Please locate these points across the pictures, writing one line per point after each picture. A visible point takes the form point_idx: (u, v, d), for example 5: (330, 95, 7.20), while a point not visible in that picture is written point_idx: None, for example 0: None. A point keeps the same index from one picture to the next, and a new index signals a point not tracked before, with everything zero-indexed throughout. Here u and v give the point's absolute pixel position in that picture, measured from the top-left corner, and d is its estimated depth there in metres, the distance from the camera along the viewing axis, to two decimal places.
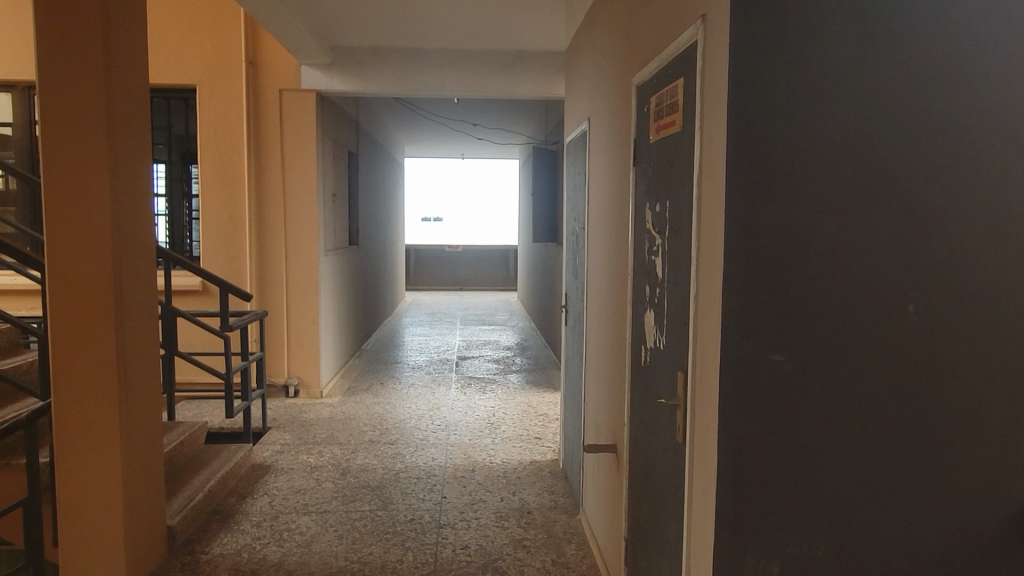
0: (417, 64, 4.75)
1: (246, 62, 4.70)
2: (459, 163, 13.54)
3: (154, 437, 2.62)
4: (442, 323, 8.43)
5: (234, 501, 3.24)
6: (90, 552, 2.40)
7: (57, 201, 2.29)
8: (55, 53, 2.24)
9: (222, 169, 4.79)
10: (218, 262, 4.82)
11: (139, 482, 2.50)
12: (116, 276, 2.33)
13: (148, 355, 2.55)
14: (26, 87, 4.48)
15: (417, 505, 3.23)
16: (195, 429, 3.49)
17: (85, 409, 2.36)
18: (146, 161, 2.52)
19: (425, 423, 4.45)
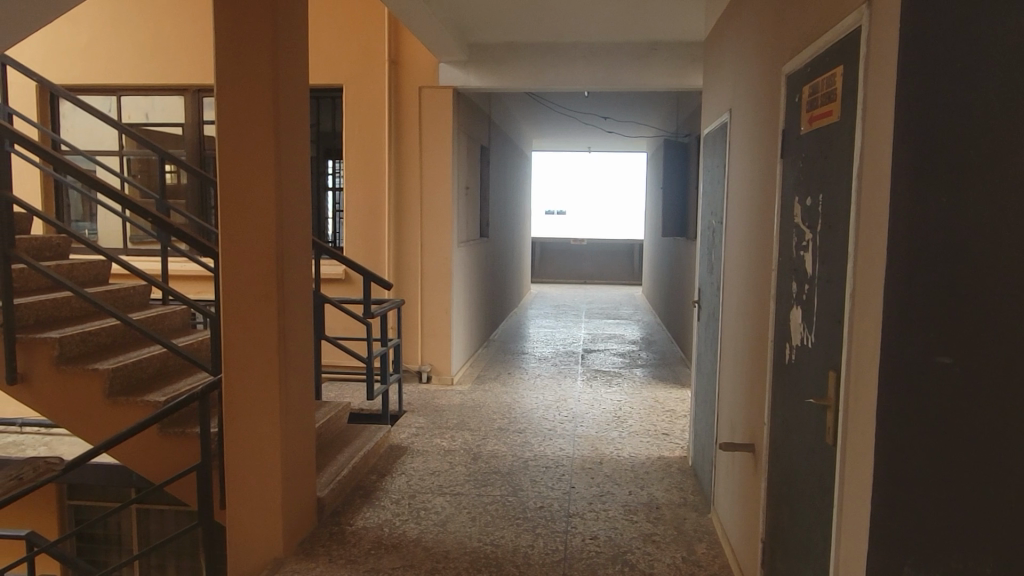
0: (550, 59, 4.80)
1: (389, 62, 4.92)
2: (585, 157, 13.56)
3: (307, 413, 2.82)
4: (567, 316, 8.49)
5: (375, 478, 3.43)
6: (252, 514, 2.62)
7: (229, 193, 2.51)
8: (231, 59, 2.46)
9: (364, 164, 5.04)
10: (359, 252, 5.09)
11: (295, 454, 2.70)
12: (278, 263, 2.53)
13: (303, 337, 2.75)
14: (198, 90, 4.91)
15: (546, 493, 3.29)
16: (340, 408, 3.72)
17: (250, 385, 2.58)
18: (305, 156, 2.71)
19: (552, 413, 4.51)
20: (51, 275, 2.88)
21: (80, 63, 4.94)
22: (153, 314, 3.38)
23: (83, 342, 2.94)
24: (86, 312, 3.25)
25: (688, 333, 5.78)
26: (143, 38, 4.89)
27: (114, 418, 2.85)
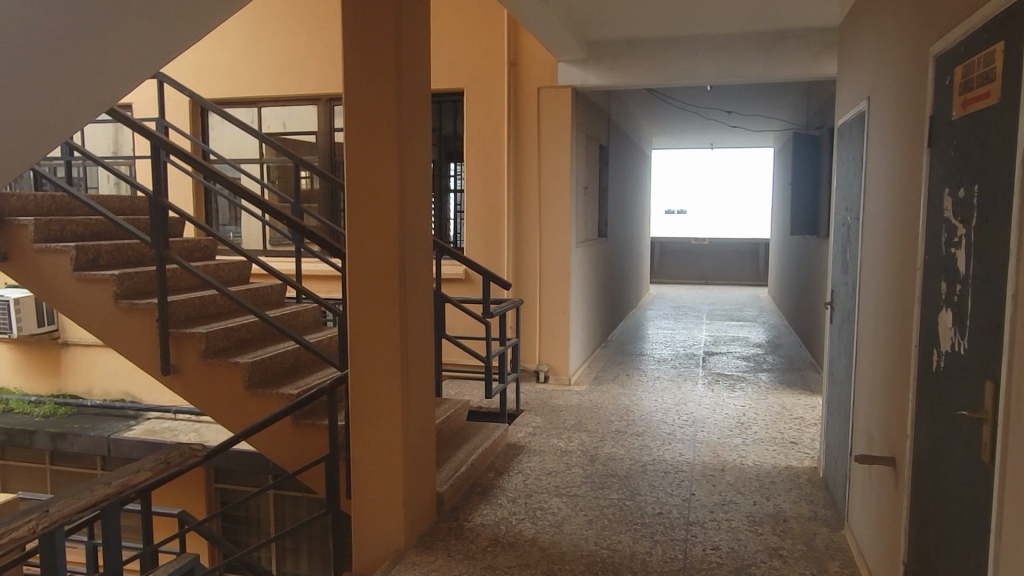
0: (671, 53, 4.69)
1: (508, 64, 4.97)
2: (708, 154, 13.19)
3: (427, 409, 2.88)
4: (688, 317, 8.27)
5: (493, 475, 3.47)
6: (376, 505, 2.71)
7: (356, 197, 2.61)
8: (358, 68, 2.56)
9: (483, 166, 5.11)
10: (479, 253, 5.17)
11: (415, 449, 2.77)
12: (400, 262, 2.60)
13: (423, 335, 2.81)
14: (328, 99, 5.16)
15: (665, 499, 3.20)
16: (460, 406, 3.79)
17: (374, 380, 2.67)
18: (426, 159, 2.77)
19: (672, 417, 4.39)
20: (199, 275, 3.11)
21: (226, 78, 5.32)
22: (287, 312, 3.58)
23: (225, 337, 3.16)
24: (230, 309, 3.49)
25: (819, 337, 5.46)
26: (281, 52, 5.21)
27: (253, 409, 3.04)
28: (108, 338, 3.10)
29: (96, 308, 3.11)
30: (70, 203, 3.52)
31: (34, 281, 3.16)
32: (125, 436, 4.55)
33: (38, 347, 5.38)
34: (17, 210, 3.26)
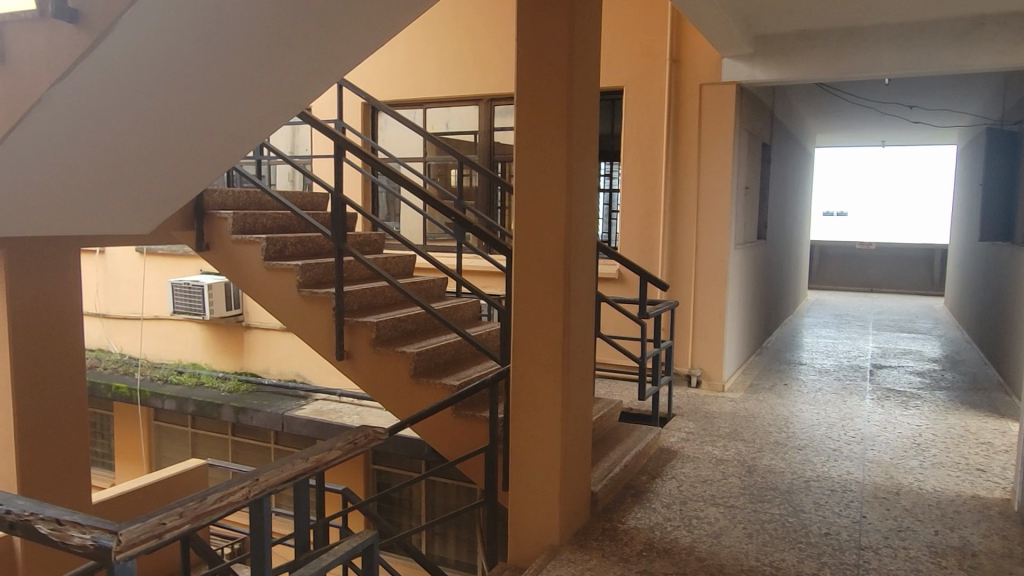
0: (849, 45, 4.41)
1: (670, 60, 4.86)
2: (879, 152, 12.24)
3: (585, 407, 2.89)
4: (852, 327, 7.73)
5: (645, 478, 3.42)
6: (532, 500, 2.76)
7: (524, 195, 2.67)
8: (531, 67, 2.61)
9: (640, 165, 5.04)
10: (632, 253, 5.12)
11: (573, 446, 2.78)
12: (566, 260, 2.61)
13: (584, 334, 2.82)
14: (489, 99, 5.31)
15: (832, 519, 3.01)
16: (612, 406, 3.76)
17: (536, 375, 2.71)
18: (593, 157, 2.77)
19: (836, 432, 4.12)
20: (372, 267, 3.28)
21: (396, 82, 5.60)
22: (449, 305, 3.71)
23: (394, 327, 3.33)
24: (397, 300, 3.67)
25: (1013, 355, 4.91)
26: (447, 55, 5.40)
27: (417, 396, 3.18)
28: (291, 322, 3.37)
29: (283, 296, 3.38)
30: (261, 198, 3.85)
31: (231, 269, 3.49)
32: (297, 414, 4.93)
33: (226, 328, 5.95)
34: (219, 205, 3.61)
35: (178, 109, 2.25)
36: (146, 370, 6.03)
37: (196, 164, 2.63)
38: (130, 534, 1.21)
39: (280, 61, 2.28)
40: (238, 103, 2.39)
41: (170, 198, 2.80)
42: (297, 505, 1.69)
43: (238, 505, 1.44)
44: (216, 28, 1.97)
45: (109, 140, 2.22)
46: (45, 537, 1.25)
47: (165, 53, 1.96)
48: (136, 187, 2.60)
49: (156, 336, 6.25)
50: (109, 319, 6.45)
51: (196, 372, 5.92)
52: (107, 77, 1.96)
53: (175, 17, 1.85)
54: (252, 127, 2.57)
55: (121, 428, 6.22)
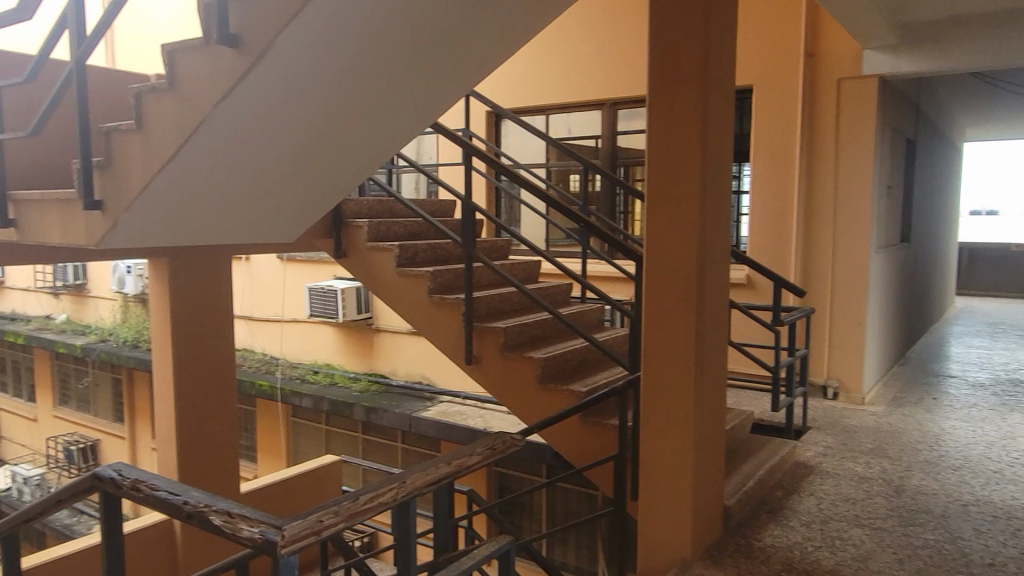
0: (1011, 30, 4.03)
1: (805, 55, 4.63)
2: None
3: (718, 417, 2.79)
4: (1009, 337, 7.07)
5: (781, 494, 3.27)
6: (663, 511, 2.69)
7: (655, 199, 2.62)
8: (663, 67, 2.55)
9: (771, 166, 4.84)
10: (762, 258, 4.92)
11: (705, 458, 2.69)
12: (700, 265, 2.53)
13: (717, 342, 2.72)
14: (612, 103, 5.27)
15: (997, 549, 2.75)
16: (743, 418, 3.62)
17: (667, 383, 2.64)
18: (728, 159, 2.68)
19: (997, 453, 3.77)
20: (501, 273, 3.31)
21: (519, 89, 5.68)
22: (575, 310, 3.71)
23: (521, 332, 3.35)
24: (523, 305, 3.70)
25: None
26: (569, 59, 5.39)
27: (545, 402, 3.18)
28: (422, 327, 3.48)
29: (414, 301, 3.49)
30: (393, 207, 4.00)
31: (366, 275, 3.64)
32: (423, 415, 5.08)
33: (357, 330, 6.23)
34: (355, 214, 3.78)
35: (323, 126, 2.36)
36: (285, 369, 6.42)
37: (338, 176, 2.76)
38: (294, 530, 1.27)
39: (417, 76, 2.35)
40: (377, 117, 2.48)
41: (313, 209, 2.95)
42: (439, 506, 1.72)
43: (388, 505, 1.47)
44: (359, 47, 2.04)
45: (263, 155, 2.37)
46: (218, 528, 1.33)
47: (314, 74, 2.06)
48: (284, 199, 2.76)
49: (294, 337, 6.64)
50: (253, 320, 6.93)
51: (330, 372, 6.24)
52: (262, 98, 2.08)
53: (324, 38, 1.94)
54: (390, 139, 2.66)
55: (263, 423, 6.66)
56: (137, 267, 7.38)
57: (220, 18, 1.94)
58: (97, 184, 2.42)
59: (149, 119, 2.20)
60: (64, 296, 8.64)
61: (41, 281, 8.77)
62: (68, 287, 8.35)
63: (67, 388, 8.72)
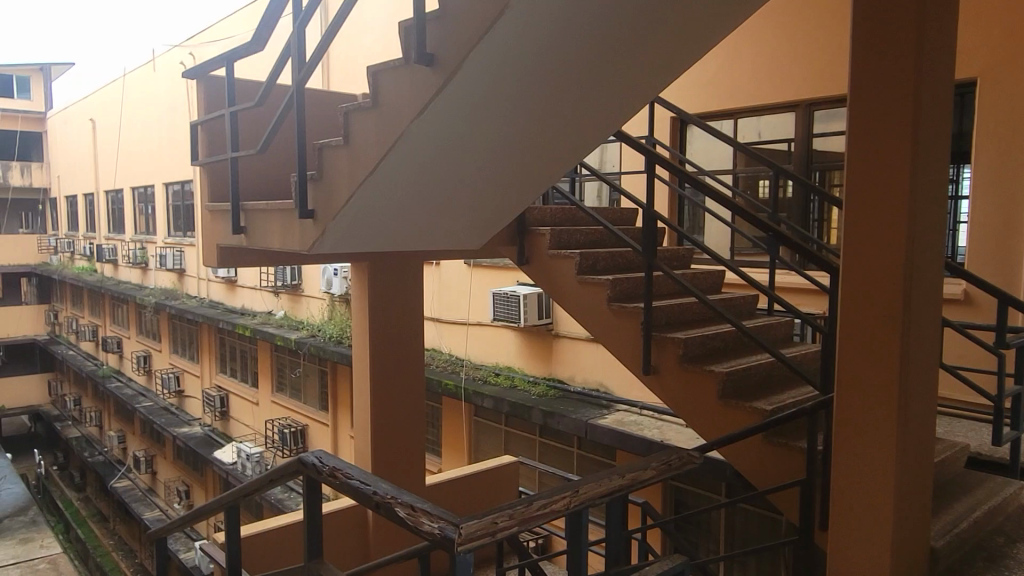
0: None
1: None
2: None
3: (926, 446, 2.52)
4: None
5: (1002, 541, 2.87)
6: (855, 543, 2.47)
7: (855, 203, 2.42)
8: (867, 60, 2.35)
9: (997, 168, 4.29)
10: (984, 271, 4.38)
11: (908, 490, 2.44)
12: (906, 276, 2.30)
13: (926, 362, 2.46)
14: (807, 104, 4.98)
15: None
16: (957, 450, 3.23)
17: (864, 405, 2.43)
18: (944, 160, 2.41)
19: None
20: (682, 282, 3.22)
21: (707, 93, 5.51)
22: (761, 323, 3.52)
23: (702, 344, 3.25)
24: (705, 317, 3.58)
25: None
26: (761, 59, 5.15)
27: (726, 418, 3.05)
28: (600, 334, 3.48)
29: (594, 308, 3.51)
30: (575, 214, 4.04)
31: (547, 281, 3.72)
32: (599, 423, 5.08)
33: (537, 335, 6.38)
34: (538, 221, 3.87)
35: (510, 138, 2.45)
36: (469, 369, 6.72)
37: (522, 187, 2.84)
38: (470, 529, 1.33)
39: (602, 86, 2.36)
40: (562, 129, 2.52)
41: (498, 218, 3.07)
42: (611, 519, 1.71)
43: (560, 513, 1.48)
44: (546, 59, 2.09)
45: (453, 169, 2.51)
46: (402, 519, 1.42)
47: (502, 87, 2.15)
48: (473, 208, 2.90)
49: (478, 339, 6.93)
50: (441, 322, 7.32)
51: (510, 375, 6.44)
52: (454, 113, 2.21)
53: (513, 53, 2.02)
54: (573, 151, 2.69)
55: (448, 420, 7.02)
56: (343, 269, 8.11)
57: (418, 39, 2.09)
58: (311, 195, 2.70)
59: (355, 134, 2.42)
60: (283, 295, 9.69)
61: (265, 281, 9.91)
62: (286, 286, 9.36)
63: (283, 377, 9.76)
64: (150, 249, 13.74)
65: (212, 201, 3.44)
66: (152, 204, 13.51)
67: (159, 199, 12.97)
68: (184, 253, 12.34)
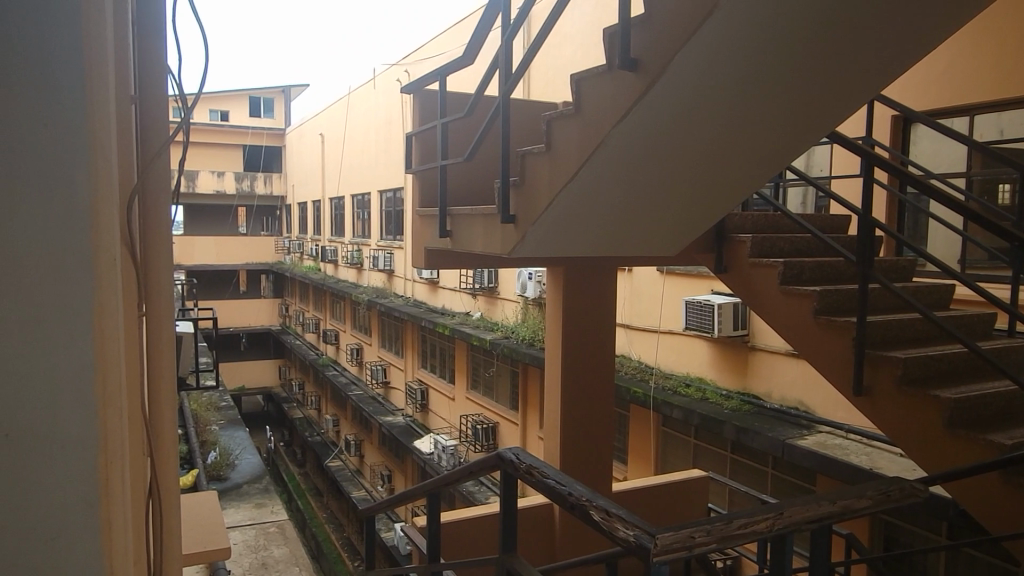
0: None
1: None
2: None
3: None
4: None
5: None
6: None
7: None
8: None
9: None
10: None
11: None
12: None
13: None
14: None
15: None
16: None
17: None
18: None
19: None
20: (904, 297, 2.92)
21: (938, 88, 4.96)
22: (1001, 347, 3.09)
23: (925, 367, 2.92)
24: (929, 336, 3.22)
25: None
26: (1006, 46, 4.52)
27: (953, 453, 2.72)
28: (806, 350, 3.26)
29: (798, 320, 3.29)
30: (780, 221, 3.83)
31: (747, 290, 3.56)
32: (798, 444, 4.75)
33: (732, 347, 6.12)
34: (739, 228, 3.72)
35: (714, 146, 2.36)
36: (659, 378, 6.61)
37: (721, 199, 2.73)
38: (666, 539, 1.30)
39: (818, 93, 2.19)
40: (769, 139, 2.38)
41: (694, 229, 2.98)
42: (816, 554, 1.53)
43: (762, 536, 1.40)
44: (757, 64, 1.98)
45: (653, 176, 2.47)
46: (597, 523, 1.43)
47: (708, 91, 2.08)
48: (671, 216, 2.83)
49: (670, 348, 6.79)
50: (632, 329, 7.27)
51: (701, 387, 6.23)
52: (657, 119, 2.19)
53: (722, 55, 1.96)
54: (781, 162, 2.53)
55: (636, 428, 6.95)
56: (537, 273, 8.31)
57: (623, 44, 2.10)
58: (513, 201, 2.80)
59: (557, 142, 2.48)
60: (480, 296, 10.15)
61: (464, 282, 10.43)
62: (483, 288, 9.79)
63: (478, 374, 10.22)
64: (365, 251, 15.04)
65: (422, 206, 3.70)
66: (368, 209, 14.79)
67: (375, 205, 14.17)
68: (393, 255, 13.38)
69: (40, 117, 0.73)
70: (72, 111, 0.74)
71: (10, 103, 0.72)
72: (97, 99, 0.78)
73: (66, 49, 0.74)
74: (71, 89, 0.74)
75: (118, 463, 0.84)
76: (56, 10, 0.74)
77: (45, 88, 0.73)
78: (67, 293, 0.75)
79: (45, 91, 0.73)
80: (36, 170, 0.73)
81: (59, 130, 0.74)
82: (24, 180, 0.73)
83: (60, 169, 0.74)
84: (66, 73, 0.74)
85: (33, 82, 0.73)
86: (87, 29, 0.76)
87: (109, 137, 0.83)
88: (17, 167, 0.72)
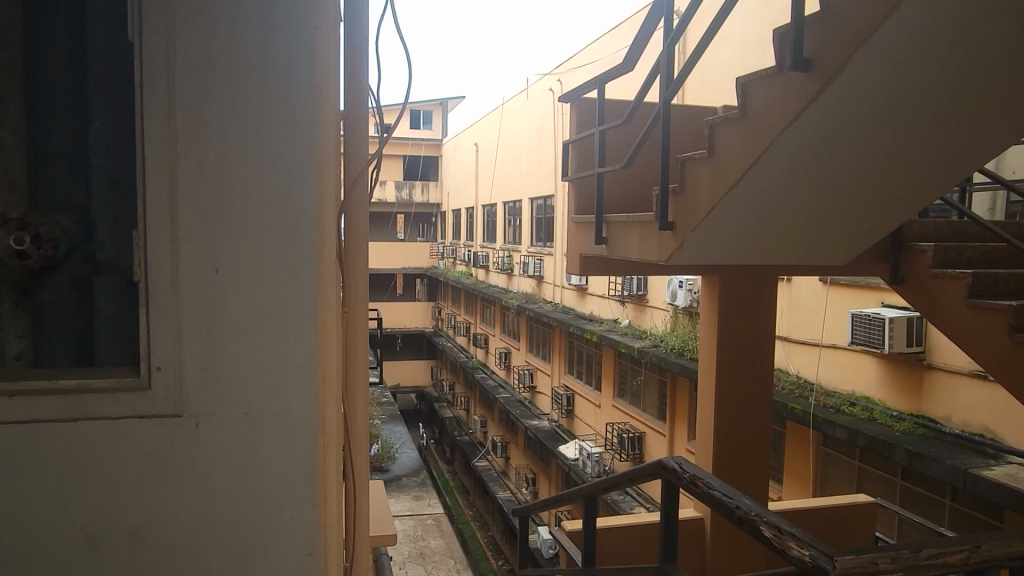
0: None
1: None
2: None
3: None
4: None
5: None
6: None
7: None
8: None
9: None
10: None
11: None
12: None
13: None
14: None
15: None
16: None
17: None
18: None
19: None
20: None
21: None
22: None
23: None
24: None
25: None
26: None
27: None
28: (999, 371, 2.95)
29: (990, 338, 2.98)
30: (968, 229, 3.51)
31: (928, 302, 3.30)
32: (984, 475, 4.28)
33: (904, 365, 5.66)
34: (919, 236, 3.46)
35: (896, 148, 2.18)
36: (820, 395, 6.22)
37: (898, 208, 2.53)
38: (846, 562, 1.22)
39: (1017, 86, 1.98)
40: (957, 139, 2.17)
41: (866, 239, 2.79)
42: None
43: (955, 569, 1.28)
44: (946, 55, 1.83)
45: (824, 184, 2.35)
46: (769, 540, 1.38)
47: (889, 91, 1.95)
48: (845, 225, 2.67)
49: (833, 364, 6.40)
50: (790, 342, 6.93)
51: (868, 407, 5.81)
52: (830, 122, 2.09)
53: (904, 54, 1.84)
54: (971, 164, 2.30)
55: (793, 446, 6.58)
56: (688, 281, 8.13)
57: (795, 43, 2.02)
58: (672, 208, 2.77)
59: (720, 147, 2.42)
60: (628, 304, 10.09)
61: (613, 290, 10.42)
62: (632, 296, 9.72)
63: (624, 382, 10.13)
64: (515, 256, 15.39)
65: (578, 213, 3.76)
66: (519, 216, 15.13)
67: (526, 212, 14.43)
68: (543, 262, 13.57)
69: (283, 126, 1.04)
70: (308, 120, 1.05)
71: (266, 118, 1.03)
72: (325, 110, 1.08)
73: (301, 77, 1.04)
74: (307, 104, 1.05)
75: (330, 390, 1.13)
76: (295, 45, 1.04)
77: (288, 106, 1.04)
78: (302, 253, 1.07)
79: (287, 106, 1.04)
80: (279, 166, 1.05)
81: (300, 135, 1.05)
82: (274, 168, 1.04)
83: (297, 161, 1.05)
84: (304, 95, 1.05)
85: (284, 100, 1.04)
86: (318, 62, 1.06)
87: (333, 141, 1.13)
88: (273, 162, 1.04)
